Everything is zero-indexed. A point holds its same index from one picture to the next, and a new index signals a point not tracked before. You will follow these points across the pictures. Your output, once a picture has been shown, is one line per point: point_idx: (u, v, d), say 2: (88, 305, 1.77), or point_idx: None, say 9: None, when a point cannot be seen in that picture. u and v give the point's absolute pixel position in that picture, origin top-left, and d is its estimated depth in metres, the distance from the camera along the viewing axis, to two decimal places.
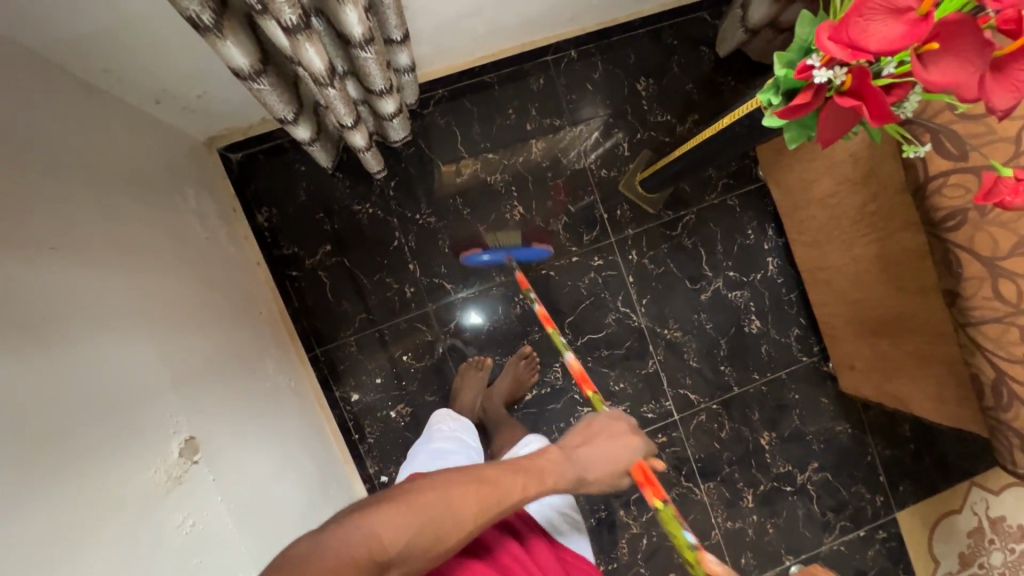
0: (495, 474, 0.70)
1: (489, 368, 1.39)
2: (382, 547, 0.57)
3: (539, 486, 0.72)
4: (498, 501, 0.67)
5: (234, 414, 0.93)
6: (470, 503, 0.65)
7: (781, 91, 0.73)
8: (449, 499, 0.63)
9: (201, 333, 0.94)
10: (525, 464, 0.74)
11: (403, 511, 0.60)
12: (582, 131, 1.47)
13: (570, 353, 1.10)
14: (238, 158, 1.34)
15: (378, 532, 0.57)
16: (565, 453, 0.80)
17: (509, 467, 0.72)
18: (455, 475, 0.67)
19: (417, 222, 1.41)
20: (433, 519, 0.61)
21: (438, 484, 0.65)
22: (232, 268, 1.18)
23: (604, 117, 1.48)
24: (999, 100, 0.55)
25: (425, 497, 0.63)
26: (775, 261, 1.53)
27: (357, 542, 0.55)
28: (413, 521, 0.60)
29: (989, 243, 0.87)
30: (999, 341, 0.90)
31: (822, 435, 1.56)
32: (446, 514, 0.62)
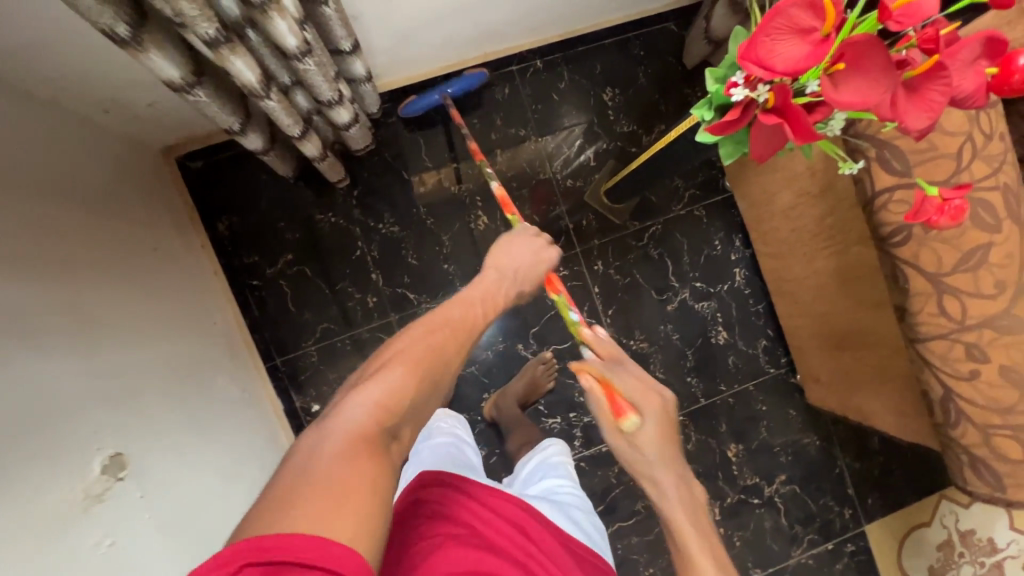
0: (439, 325, 0.72)
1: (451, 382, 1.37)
2: (387, 416, 0.59)
3: (491, 311, 0.81)
4: (464, 331, 0.73)
5: (174, 427, 0.91)
6: (448, 344, 0.70)
7: (714, 107, 0.72)
8: (428, 349, 0.67)
9: (144, 345, 0.93)
10: None
11: (396, 377, 0.62)
12: (552, 142, 1.47)
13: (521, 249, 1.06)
14: (198, 167, 1.33)
15: (375, 401, 0.59)
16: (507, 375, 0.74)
17: (464, 304, 0.78)
18: (428, 329, 0.70)
19: (380, 231, 1.41)
20: (406, 378, 0.63)
21: (413, 344, 0.67)
22: (186, 277, 1.16)
23: (581, 126, 1.48)
24: (911, 120, 0.55)
25: (408, 355, 0.65)
26: (742, 272, 1.53)
27: (359, 421, 0.57)
28: (391, 388, 0.61)
29: (934, 259, 0.86)
30: (945, 357, 0.89)
31: (790, 447, 1.55)
32: (432, 363, 0.66)
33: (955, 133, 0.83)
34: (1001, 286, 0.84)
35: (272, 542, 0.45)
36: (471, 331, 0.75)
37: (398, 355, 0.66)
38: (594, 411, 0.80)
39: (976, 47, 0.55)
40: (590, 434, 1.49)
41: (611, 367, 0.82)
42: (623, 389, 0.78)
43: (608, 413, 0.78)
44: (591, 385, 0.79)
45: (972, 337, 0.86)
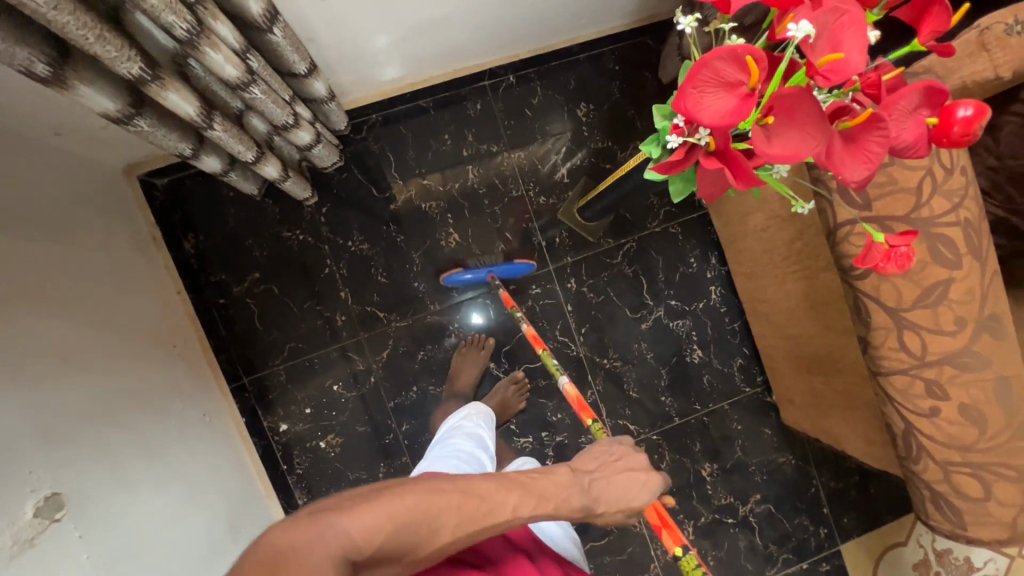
0: (479, 484, 0.65)
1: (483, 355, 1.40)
2: (355, 554, 0.53)
3: (535, 509, 0.68)
4: (481, 521, 0.62)
5: (122, 459, 0.90)
6: (454, 511, 0.60)
7: (661, 144, 0.70)
8: (431, 509, 0.58)
9: (93, 375, 0.91)
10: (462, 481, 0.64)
11: (385, 514, 0.55)
12: (552, 145, 1.46)
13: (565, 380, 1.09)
14: (162, 184, 1.31)
15: (353, 536, 0.53)
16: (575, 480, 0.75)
17: (503, 483, 0.67)
18: (442, 484, 0.62)
19: (349, 249, 1.39)
20: (408, 521, 0.56)
21: (421, 492, 0.59)
22: (145, 300, 1.15)
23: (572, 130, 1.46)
24: (849, 171, 0.53)
25: (410, 498, 0.58)
26: (717, 289, 1.51)
27: (333, 551, 0.51)
28: (388, 521, 0.55)
29: (894, 294, 0.84)
30: (906, 393, 0.87)
31: (765, 467, 1.54)
32: (422, 525, 0.57)
33: (915, 166, 0.81)
34: (961, 322, 0.83)
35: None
36: (489, 517, 0.63)
37: (404, 490, 0.58)
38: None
39: (916, 96, 0.53)
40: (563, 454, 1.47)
41: None
42: None
43: None
44: None
45: (932, 374, 0.85)
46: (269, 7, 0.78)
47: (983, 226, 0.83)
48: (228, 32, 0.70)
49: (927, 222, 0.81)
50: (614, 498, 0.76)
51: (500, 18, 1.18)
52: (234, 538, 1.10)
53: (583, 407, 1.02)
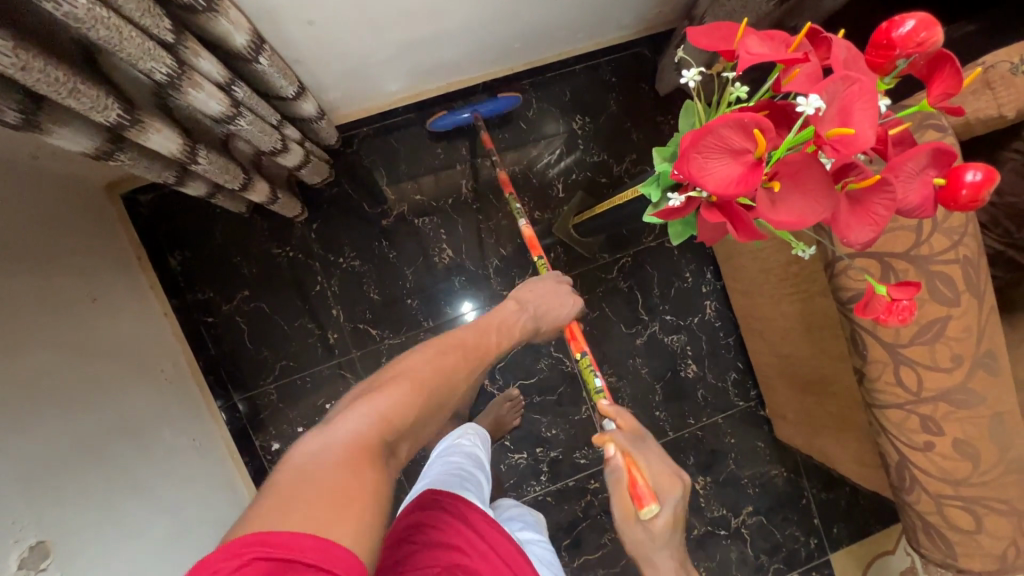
0: (465, 336, 0.77)
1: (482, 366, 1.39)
2: (389, 427, 0.57)
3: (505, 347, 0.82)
4: (478, 358, 0.75)
5: (109, 497, 0.88)
6: (459, 370, 0.70)
7: (661, 187, 0.69)
8: (439, 375, 0.66)
9: (78, 410, 0.89)
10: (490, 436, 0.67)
11: (403, 391, 0.60)
12: (546, 150, 1.44)
13: (524, 220, 1.11)
14: (147, 200, 1.27)
15: (380, 412, 0.57)
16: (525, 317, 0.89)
17: (482, 329, 0.81)
18: (442, 349, 0.71)
19: (341, 266, 1.36)
20: (431, 390, 0.64)
21: (423, 366, 0.66)
22: (130, 324, 1.12)
23: (569, 131, 1.44)
24: (854, 234, 0.52)
25: (417, 373, 0.64)
26: (712, 304, 1.51)
27: (365, 429, 0.55)
28: (413, 396, 0.61)
29: (892, 329, 0.84)
30: (901, 426, 0.87)
31: (757, 479, 1.55)
32: (437, 390, 0.65)
33: None
34: (958, 359, 0.82)
35: (264, 537, 0.43)
36: (484, 354, 0.77)
37: (405, 372, 0.64)
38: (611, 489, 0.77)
39: (925, 157, 0.51)
40: (557, 469, 1.48)
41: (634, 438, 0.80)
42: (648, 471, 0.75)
43: (628, 498, 0.75)
44: (613, 458, 0.76)
45: (927, 410, 0.85)
46: (255, 36, 0.75)
47: (982, 263, 0.82)
48: (211, 67, 0.67)
49: (927, 259, 0.80)
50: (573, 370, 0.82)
51: (494, 33, 1.15)
52: None
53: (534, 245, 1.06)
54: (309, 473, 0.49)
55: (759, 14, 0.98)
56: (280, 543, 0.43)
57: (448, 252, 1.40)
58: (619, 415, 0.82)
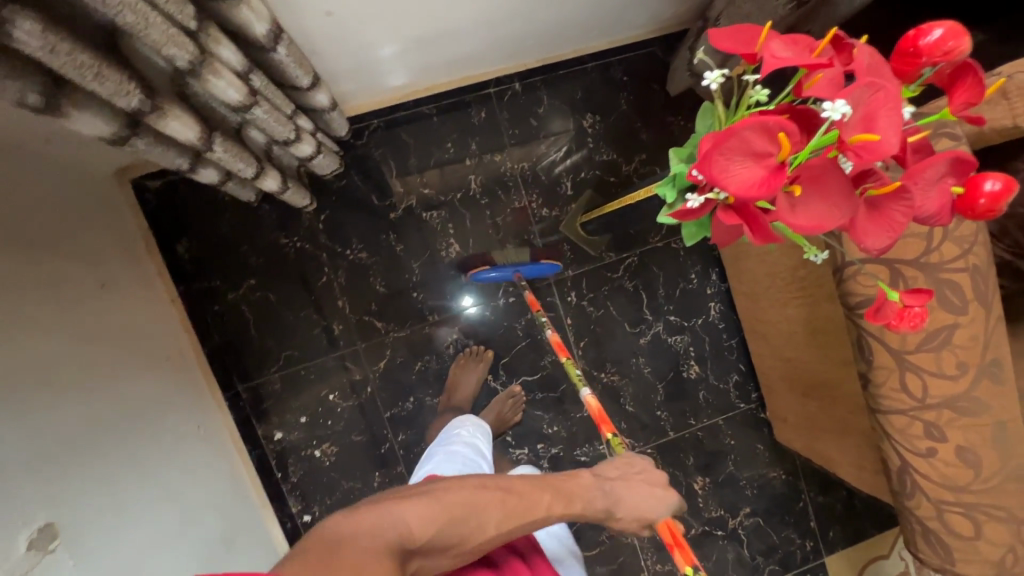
0: (520, 484, 0.72)
1: (487, 361, 1.39)
2: (411, 539, 0.60)
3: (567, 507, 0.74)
4: (524, 517, 0.69)
5: (115, 480, 0.89)
6: (496, 508, 0.67)
7: (677, 187, 0.69)
8: (475, 504, 0.66)
9: (86, 394, 0.89)
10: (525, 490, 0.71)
11: (434, 508, 0.63)
12: (550, 144, 1.43)
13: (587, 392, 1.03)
14: (156, 187, 1.27)
15: (408, 525, 0.60)
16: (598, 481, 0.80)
17: (540, 483, 0.74)
18: (489, 481, 0.70)
19: (348, 258, 1.37)
20: (457, 516, 0.64)
21: (464, 490, 0.67)
22: (137, 310, 1.12)
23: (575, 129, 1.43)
24: (871, 240, 0.53)
25: (451, 497, 0.65)
26: (716, 306, 1.51)
27: (394, 530, 0.59)
28: (438, 509, 0.63)
29: (898, 335, 0.85)
30: (904, 432, 0.88)
31: (755, 481, 1.56)
32: (469, 517, 0.65)
33: None
34: (963, 367, 0.83)
35: None
36: (533, 515, 0.70)
37: (449, 490, 0.66)
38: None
39: (944, 165, 0.52)
40: (558, 466, 1.48)
41: None
42: None
43: None
44: None
45: (931, 416, 0.86)
46: (274, 26, 0.74)
47: (991, 272, 0.82)
48: (231, 55, 0.67)
49: (936, 267, 0.81)
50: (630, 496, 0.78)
51: (509, 29, 1.15)
52: (231, 552, 1.10)
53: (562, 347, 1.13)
54: (334, 549, 0.54)
55: (776, 18, 0.98)
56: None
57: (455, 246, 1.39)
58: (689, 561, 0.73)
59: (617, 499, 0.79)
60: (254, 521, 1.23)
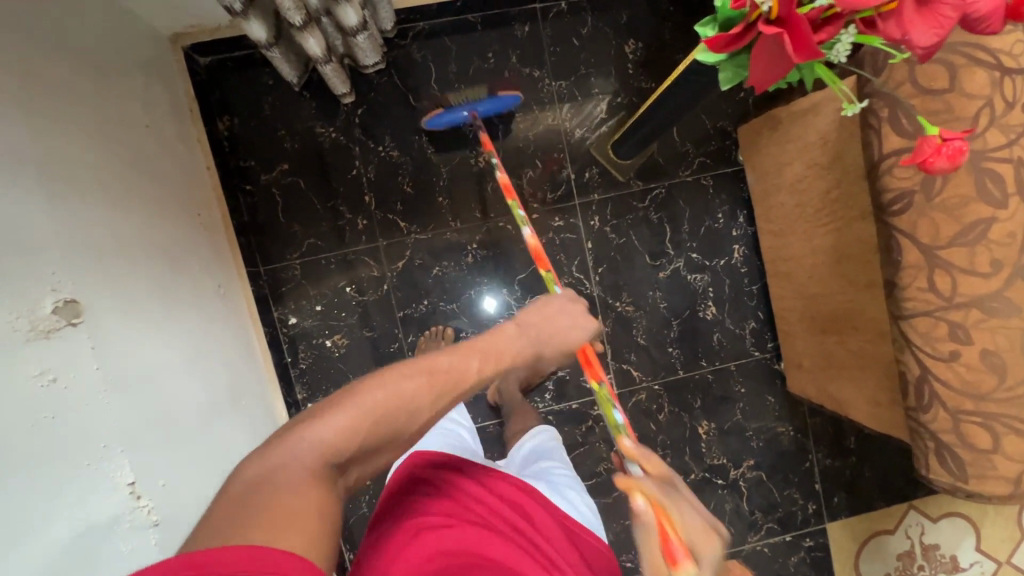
0: (444, 359, 0.64)
1: (450, 338, 1.40)
2: (335, 453, 0.54)
3: (494, 368, 0.68)
4: (454, 389, 0.63)
5: (137, 296, 0.92)
6: (425, 392, 0.61)
7: (718, 25, 0.69)
8: (401, 396, 0.59)
9: (118, 211, 0.92)
10: (434, 366, 0.63)
11: (351, 417, 0.56)
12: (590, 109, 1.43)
13: (529, 230, 1.06)
14: (205, 63, 1.32)
15: (322, 438, 0.54)
16: (522, 332, 0.74)
17: (464, 349, 0.67)
18: (407, 368, 0.61)
19: (379, 154, 1.39)
20: (387, 416, 0.57)
21: (382, 384, 0.58)
22: (176, 163, 1.16)
23: (611, 95, 1.44)
24: (917, 33, 0.53)
25: (370, 395, 0.57)
26: (740, 249, 1.49)
27: (306, 455, 0.53)
28: (363, 421, 0.56)
29: (931, 230, 0.82)
30: (926, 336, 0.85)
31: (763, 434, 1.53)
32: (395, 414, 0.58)
33: (975, 95, 0.78)
34: (997, 265, 0.81)
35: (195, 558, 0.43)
36: (462, 386, 0.64)
37: (363, 390, 0.58)
38: (637, 547, 0.57)
39: None
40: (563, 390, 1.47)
41: (667, 484, 0.62)
42: (683, 526, 0.56)
43: (657, 559, 0.55)
44: (641, 510, 0.57)
45: (957, 316, 0.83)
46: None
47: None
48: None
49: (978, 155, 0.79)
50: (558, 340, 0.76)
51: None
52: (234, 408, 1.13)
53: (541, 257, 1.01)
54: (245, 500, 0.49)
55: None
56: (208, 564, 0.43)
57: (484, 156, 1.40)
58: (645, 458, 0.64)
59: (546, 340, 0.75)
60: (260, 391, 1.26)
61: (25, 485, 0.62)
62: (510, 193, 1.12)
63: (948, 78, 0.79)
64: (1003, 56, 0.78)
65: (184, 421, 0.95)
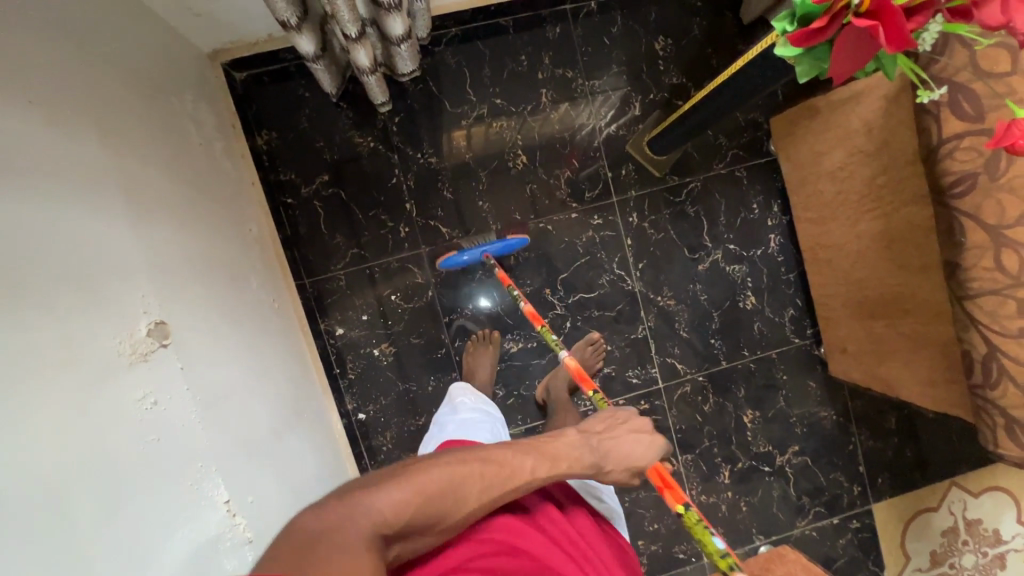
0: (500, 453, 0.71)
1: (497, 342, 1.40)
2: (388, 523, 0.59)
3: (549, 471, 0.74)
4: (502, 484, 0.69)
5: (211, 314, 0.92)
6: (475, 482, 0.67)
7: (796, 20, 0.70)
8: (455, 481, 0.65)
9: (186, 230, 0.93)
10: (496, 458, 0.71)
11: (407, 495, 0.61)
12: (595, 101, 1.44)
13: (565, 353, 1.09)
14: (242, 78, 1.31)
15: (380, 513, 0.59)
16: (585, 440, 0.81)
17: (523, 448, 0.74)
18: (464, 457, 0.68)
19: (418, 161, 1.39)
20: (438, 494, 0.63)
21: (433, 469, 0.65)
22: (225, 180, 1.16)
23: (625, 89, 1.44)
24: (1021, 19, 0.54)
25: (427, 476, 0.64)
26: (776, 238, 1.50)
27: (361, 516, 0.58)
28: (415, 494, 0.62)
29: (997, 211, 0.84)
30: (994, 314, 0.87)
31: (806, 419, 1.55)
32: (447, 498, 0.64)
33: None
34: None
35: None
36: (512, 480, 0.70)
37: (423, 468, 0.65)
38: None
39: None
40: (609, 387, 1.49)
41: None
42: None
43: None
44: None
45: None
46: None
47: None
48: None
49: None
50: (616, 453, 0.82)
51: None
52: (298, 422, 1.14)
53: (584, 377, 1.02)
54: (311, 545, 0.52)
55: None
56: None
57: (522, 158, 1.41)
58: None
59: (605, 453, 0.81)
60: (318, 405, 1.27)
61: (145, 509, 0.63)
62: (538, 321, 1.17)
63: (1008, 61, 0.81)
64: None
65: (259, 437, 0.96)
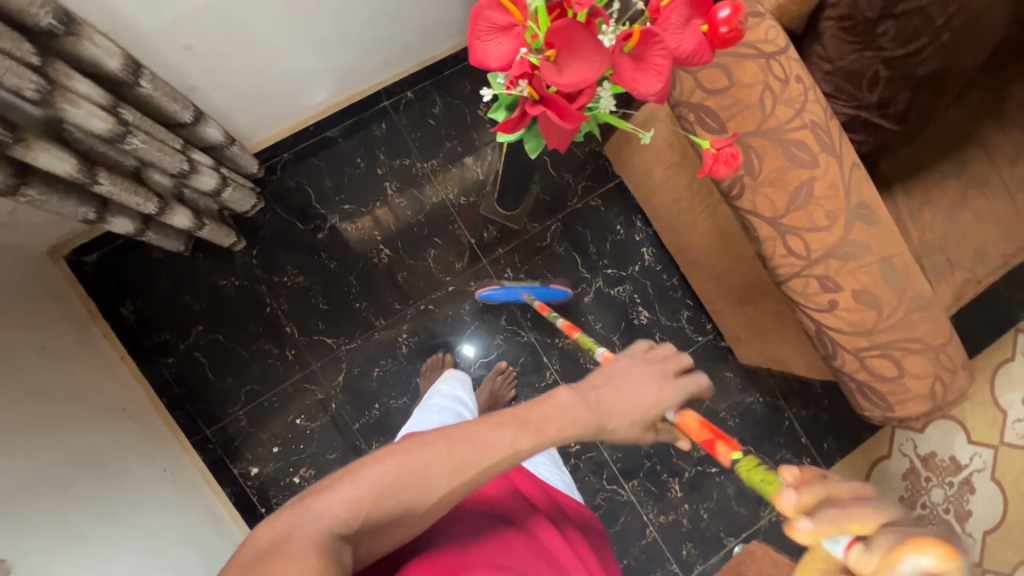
0: (479, 426, 0.54)
1: None
2: (346, 530, 0.47)
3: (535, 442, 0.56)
4: (482, 463, 0.52)
5: (71, 523, 0.92)
6: (445, 463, 0.51)
7: (503, 108, 0.75)
8: (417, 465, 0.50)
9: (33, 445, 0.94)
10: (470, 434, 0.54)
11: (369, 485, 0.48)
12: (442, 178, 1.50)
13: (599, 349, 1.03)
14: (91, 259, 1.34)
15: (334, 515, 0.47)
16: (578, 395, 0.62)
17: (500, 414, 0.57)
18: (428, 435, 0.53)
19: (287, 285, 1.43)
20: (402, 485, 0.49)
21: (402, 452, 0.50)
22: (84, 370, 1.17)
23: (462, 159, 1.51)
24: (645, 87, 0.59)
25: (387, 464, 0.50)
26: (649, 250, 1.56)
27: (309, 536, 0.45)
28: (368, 490, 0.48)
29: (768, 204, 0.89)
30: (805, 294, 0.91)
31: (735, 410, 1.57)
32: (412, 488, 0.50)
33: (752, 84, 0.86)
34: (831, 217, 0.88)
35: None
36: (490, 457, 0.53)
37: (382, 457, 0.50)
38: None
39: (684, 10, 0.58)
40: None
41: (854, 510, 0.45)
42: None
43: None
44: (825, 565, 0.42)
45: (821, 270, 0.89)
46: (128, 61, 0.84)
47: (830, 125, 0.89)
48: (88, 89, 0.76)
49: (777, 131, 0.87)
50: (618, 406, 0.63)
51: (375, 36, 1.24)
52: None
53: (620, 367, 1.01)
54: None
55: None
56: None
57: (385, 251, 1.45)
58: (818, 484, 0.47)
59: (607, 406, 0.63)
60: None
61: None
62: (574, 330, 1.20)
63: (726, 76, 0.87)
64: (761, 43, 0.86)
65: None
